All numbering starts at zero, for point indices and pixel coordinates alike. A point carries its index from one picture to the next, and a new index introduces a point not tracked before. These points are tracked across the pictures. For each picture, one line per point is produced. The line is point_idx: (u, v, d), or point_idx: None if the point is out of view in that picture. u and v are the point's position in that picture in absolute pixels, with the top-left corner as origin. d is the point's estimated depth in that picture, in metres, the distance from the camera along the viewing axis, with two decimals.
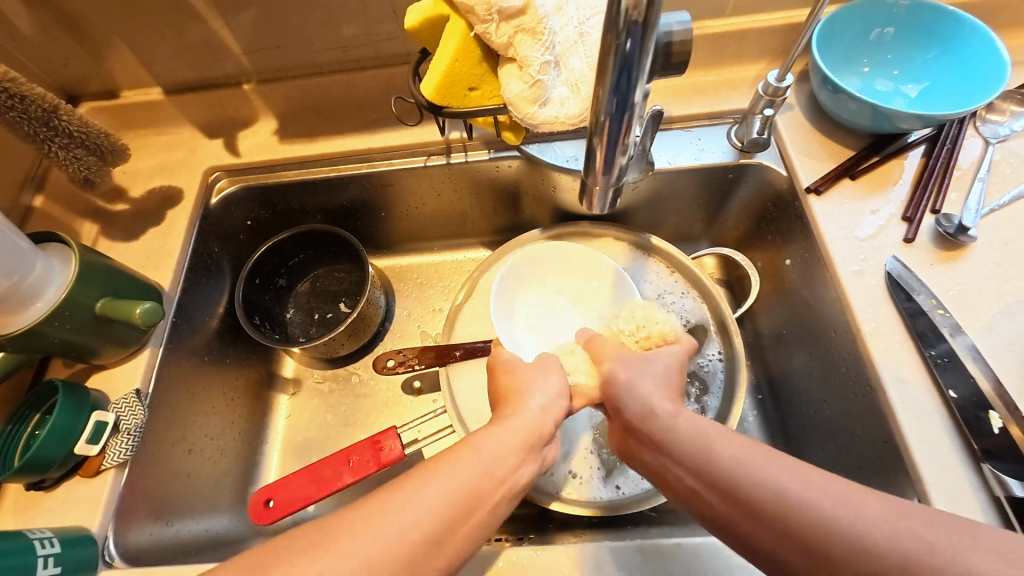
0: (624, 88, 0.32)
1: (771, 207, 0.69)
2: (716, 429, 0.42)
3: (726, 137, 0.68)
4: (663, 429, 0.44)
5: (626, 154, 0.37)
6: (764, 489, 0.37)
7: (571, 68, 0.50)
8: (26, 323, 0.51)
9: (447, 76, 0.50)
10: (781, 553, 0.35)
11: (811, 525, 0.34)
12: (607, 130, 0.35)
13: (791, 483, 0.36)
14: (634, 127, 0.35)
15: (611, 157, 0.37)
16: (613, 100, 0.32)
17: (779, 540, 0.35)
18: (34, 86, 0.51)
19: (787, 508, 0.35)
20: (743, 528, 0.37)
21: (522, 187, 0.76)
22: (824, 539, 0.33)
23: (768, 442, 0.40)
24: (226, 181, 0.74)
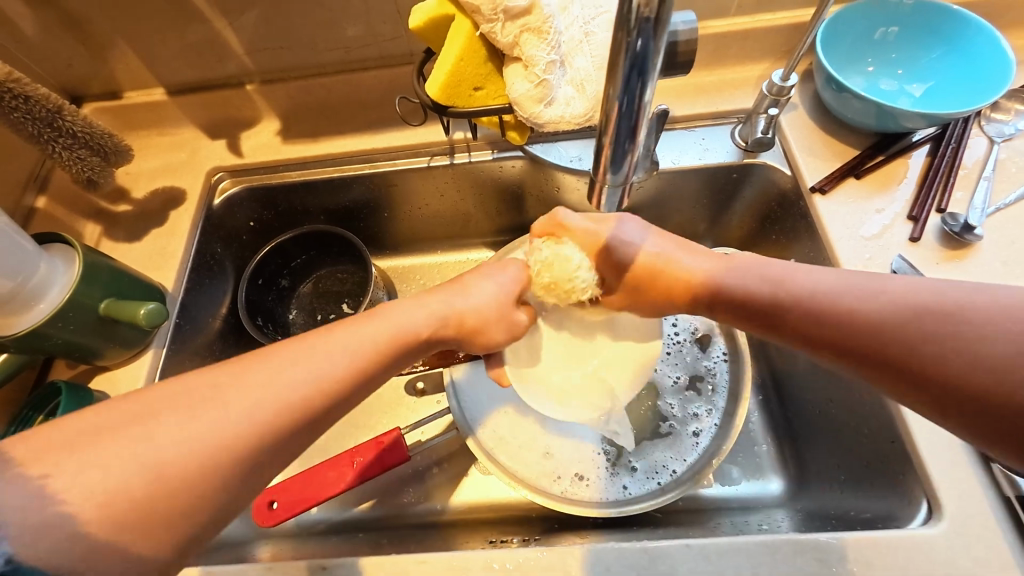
0: (635, 85, 0.31)
1: (775, 207, 0.69)
2: (783, 265, 0.47)
3: (730, 137, 0.68)
4: (727, 288, 0.48)
5: (634, 153, 0.37)
6: (831, 311, 0.42)
7: (576, 68, 0.50)
8: (30, 324, 0.50)
9: (451, 76, 0.50)
10: (855, 361, 0.41)
11: (878, 328, 0.39)
12: (617, 127, 0.34)
13: (854, 300, 0.41)
14: (643, 125, 0.35)
15: (619, 155, 0.36)
16: (623, 97, 0.32)
17: (846, 346, 0.41)
18: (39, 86, 0.51)
19: (857, 318, 0.40)
20: (824, 343, 0.42)
21: (525, 187, 0.76)
22: (892, 339, 0.39)
23: (779, 271, 0.47)
24: (229, 181, 0.74)
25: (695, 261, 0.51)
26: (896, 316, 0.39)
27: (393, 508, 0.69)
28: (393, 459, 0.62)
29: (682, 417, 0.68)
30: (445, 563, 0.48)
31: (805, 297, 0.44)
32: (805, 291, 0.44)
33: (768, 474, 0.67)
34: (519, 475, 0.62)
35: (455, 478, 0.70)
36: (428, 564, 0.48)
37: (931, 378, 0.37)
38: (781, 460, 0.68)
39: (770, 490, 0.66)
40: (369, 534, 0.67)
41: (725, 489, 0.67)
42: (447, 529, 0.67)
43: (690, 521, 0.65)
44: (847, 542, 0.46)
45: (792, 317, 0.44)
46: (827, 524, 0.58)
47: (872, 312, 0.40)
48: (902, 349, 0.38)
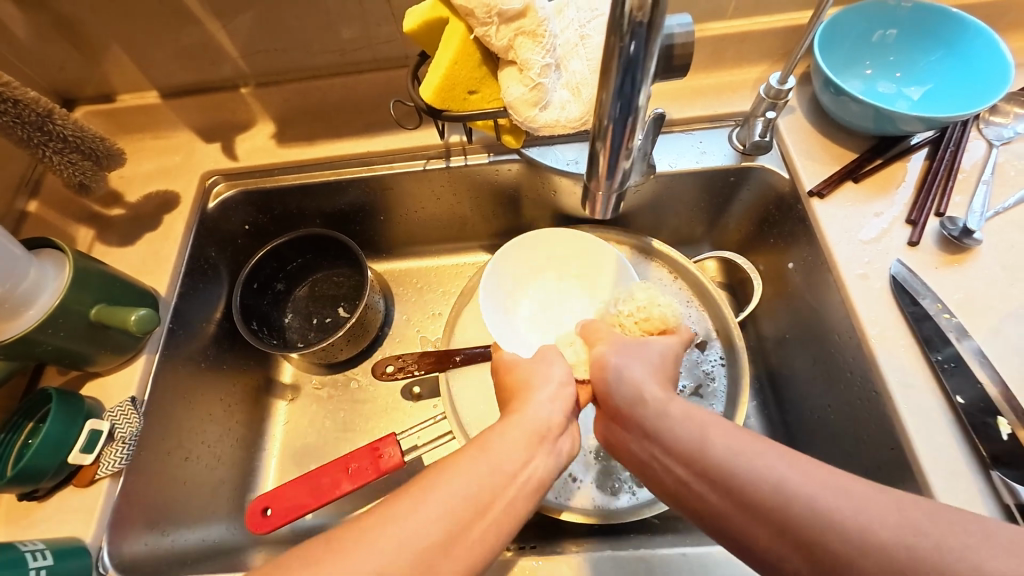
0: (629, 91, 0.31)
1: (773, 210, 0.69)
2: (699, 413, 0.42)
3: (728, 140, 0.68)
4: (652, 418, 0.43)
5: (629, 158, 0.37)
6: (740, 475, 0.36)
7: (572, 71, 0.49)
8: (20, 330, 0.50)
9: (446, 79, 0.50)
10: (756, 532, 0.34)
11: (785, 504, 0.33)
12: (611, 134, 0.34)
13: (763, 467, 0.36)
14: (637, 131, 0.34)
15: (613, 162, 0.36)
16: (616, 103, 0.32)
17: (749, 513, 0.35)
18: (28, 90, 0.50)
19: (766, 486, 0.35)
20: (726, 507, 0.36)
21: (522, 190, 0.76)
22: (803, 522, 0.32)
23: (696, 424, 0.41)
24: (224, 185, 0.73)
25: (627, 363, 0.49)
26: (808, 496, 0.33)
27: None
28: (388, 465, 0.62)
29: None
30: None
31: (716, 454, 0.38)
32: (724, 442, 0.38)
33: None
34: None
35: None
36: None
37: None
38: None
39: None
40: None
41: None
42: None
43: (687, 527, 0.64)
44: None
45: (701, 474, 0.38)
46: None
47: (783, 486, 0.34)
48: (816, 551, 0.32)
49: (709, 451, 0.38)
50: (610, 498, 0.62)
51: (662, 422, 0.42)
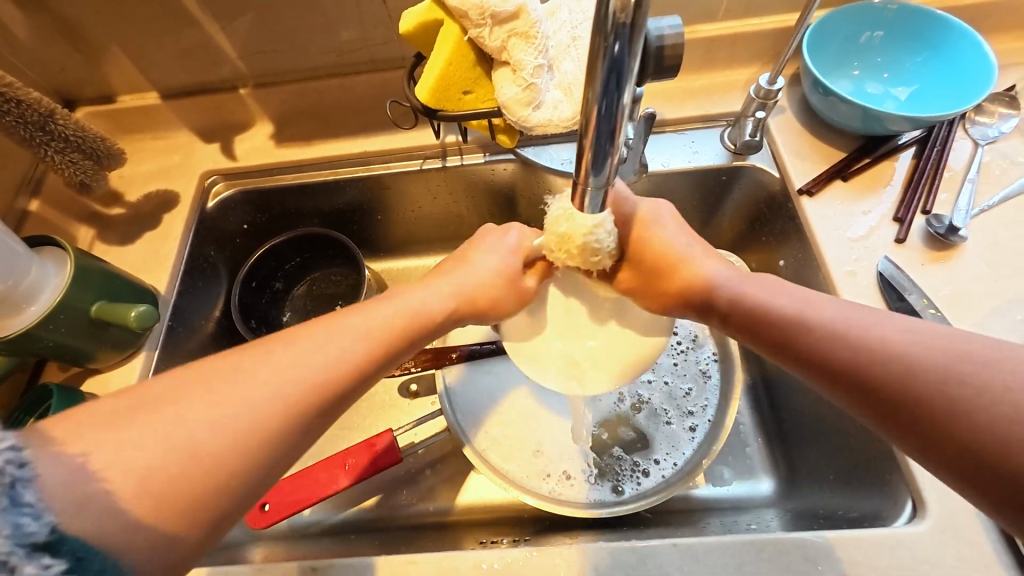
0: (614, 88, 0.31)
1: (765, 209, 0.70)
2: (792, 292, 0.44)
3: (719, 140, 0.69)
4: (733, 301, 0.46)
5: (615, 157, 0.37)
6: (835, 339, 0.39)
7: (564, 72, 0.51)
8: (22, 326, 0.51)
9: (440, 80, 0.51)
10: (848, 390, 0.38)
11: (880, 364, 0.36)
12: (597, 132, 0.34)
13: (846, 331, 0.39)
14: (623, 129, 0.35)
15: (599, 162, 0.36)
16: (602, 101, 0.32)
17: (836, 373, 0.39)
18: (31, 91, 0.51)
19: (866, 350, 0.37)
20: (822, 372, 0.39)
21: (517, 190, 0.77)
22: (900, 386, 0.35)
23: (792, 303, 0.43)
24: (223, 185, 0.74)
25: (703, 259, 0.49)
26: (902, 353, 0.36)
27: (385, 509, 0.69)
28: (385, 461, 0.63)
29: (674, 420, 0.68)
30: (435, 562, 0.48)
31: (809, 326, 0.41)
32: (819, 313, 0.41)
33: (758, 474, 0.68)
34: (521, 483, 0.62)
35: (448, 479, 0.70)
36: (418, 563, 0.48)
37: (927, 439, 0.34)
38: (772, 461, 0.68)
39: (759, 490, 0.67)
40: (362, 536, 0.67)
41: (717, 489, 0.68)
42: (440, 530, 0.67)
43: (681, 520, 0.66)
44: (833, 541, 0.46)
45: (792, 343, 0.41)
46: (815, 524, 0.58)
47: (883, 350, 0.37)
48: (909, 399, 0.35)
49: (809, 325, 0.41)
50: (605, 495, 0.63)
51: (745, 307, 0.45)
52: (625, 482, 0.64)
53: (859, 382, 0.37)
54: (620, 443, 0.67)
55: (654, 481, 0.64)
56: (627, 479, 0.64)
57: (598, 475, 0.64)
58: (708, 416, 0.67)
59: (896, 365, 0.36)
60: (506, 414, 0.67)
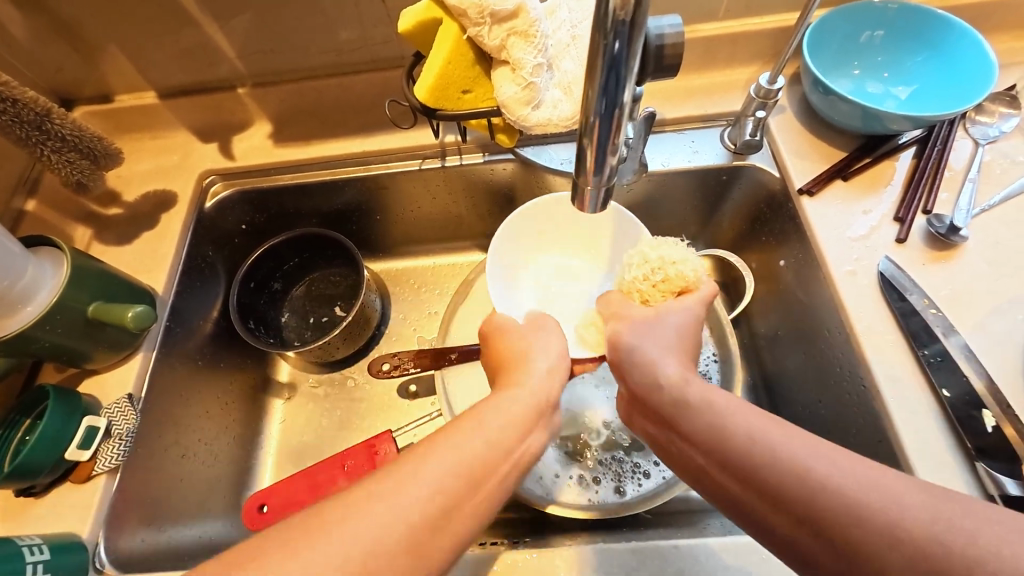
0: (614, 88, 0.31)
1: (765, 208, 0.70)
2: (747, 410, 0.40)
3: (719, 139, 0.69)
4: (679, 401, 0.43)
5: (615, 155, 0.37)
6: (757, 455, 0.36)
7: (563, 71, 0.50)
8: (17, 327, 0.50)
9: (440, 79, 0.51)
10: (760, 505, 0.36)
11: (822, 505, 0.33)
12: (596, 131, 0.34)
13: (781, 448, 0.36)
14: (622, 128, 0.34)
15: (599, 161, 0.36)
16: (602, 100, 0.32)
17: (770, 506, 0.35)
18: (27, 90, 0.51)
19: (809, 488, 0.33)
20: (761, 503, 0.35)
21: (516, 189, 0.77)
22: (823, 515, 0.32)
23: (738, 411, 0.40)
24: (221, 185, 0.74)
25: (661, 354, 0.47)
26: (845, 498, 0.32)
27: None
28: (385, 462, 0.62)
29: None
30: None
31: (734, 436, 0.38)
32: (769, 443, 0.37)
33: None
34: (522, 486, 0.62)
35: None
36: None
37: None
38: None
39: None
40: None
41: None
42: None
43: (681, 522, 0.65)
44: None
45: (728, 458, 0.38)
46: None
47: (826, 490, 0.33)
48: (838, 532, 0.32)
49: (750, 436, 0.37)
50: (604, 496, 0.63)
51: (694, 408, 0.42)
52: (626, 483, 0.64)
53: (791, 510, 0.34)
54: (621, 444, 0.66)
55: (653, 482, 0.64)
56: (628, 480, 0.64)
57: (596, 475, 0.64)
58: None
59: (817, 493, 0.33)
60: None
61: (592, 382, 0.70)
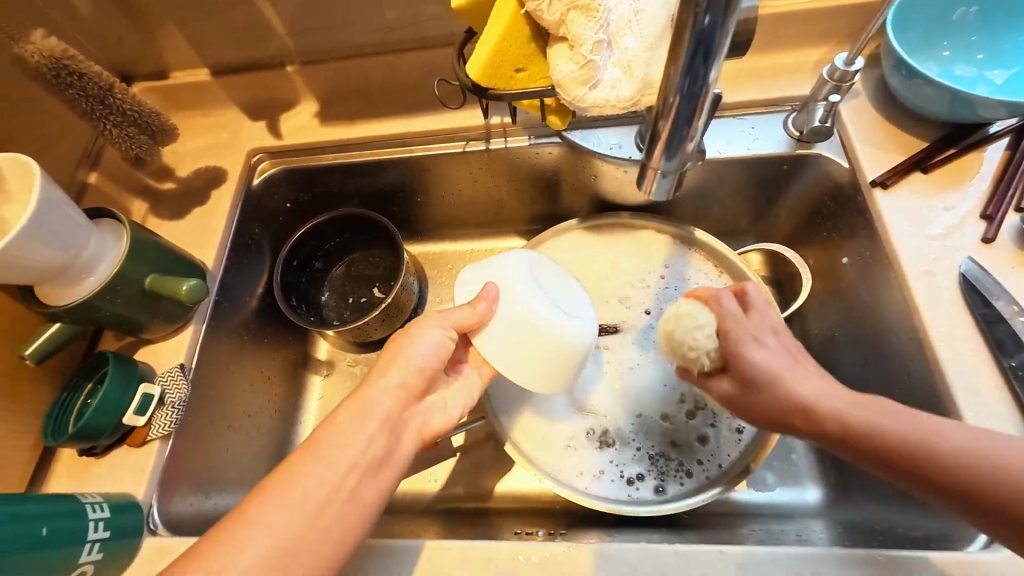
0: (699, 65, 0.30)
1: (828, 201, 0.65)
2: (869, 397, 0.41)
3: (783, 125, 0.64)
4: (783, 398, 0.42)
5: (692, 140, 0.36)
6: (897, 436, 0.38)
7: (624, 49, 0.47)
8: (81, 296, 0.52)
9: (494, 56, 0.49)
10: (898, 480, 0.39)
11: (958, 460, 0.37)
12: (676, 112, 0.33)
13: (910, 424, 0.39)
14: (703, 110, 0.33)
15: (675, 145, 0.36)
16: (685, 78, 0.31)
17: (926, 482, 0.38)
18: (92, 64, 0.52)
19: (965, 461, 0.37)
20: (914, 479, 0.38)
21: (562, 175, 0.75)
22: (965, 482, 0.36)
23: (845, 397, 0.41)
24: (268, 163, 0.75)
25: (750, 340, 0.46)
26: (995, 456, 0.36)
27: (419, 492, 0.69)
28: None
29: (720, 423, 0.64)
30: (470, 550, 0.48)
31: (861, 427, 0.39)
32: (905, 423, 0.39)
33: (805, 483, 0.66)
34: (560, 480, 0.61)
35: (481, 466, 0.70)
36: (454, 551, 0.48)
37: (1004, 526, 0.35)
38: (821, 467, 0.66)
39: (805, 498, 0.65)
40: (396, 516, 0.68)
41: (758, 494, 0.66)
42: (470, 515, 0.67)
43: (720, 524, 0.63)
44: (899, 561, 0.43)
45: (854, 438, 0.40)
46: (873, 540, 0.55)
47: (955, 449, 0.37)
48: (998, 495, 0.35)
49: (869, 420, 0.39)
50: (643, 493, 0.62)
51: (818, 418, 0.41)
52: (667, 482, 0.62)
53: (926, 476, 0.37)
54: (661, 442, 0.64)
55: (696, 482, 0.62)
56: (670, 479, 0.63)
57: (635, 472, 0.63)
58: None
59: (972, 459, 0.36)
60: (545, 409, 0.65)
61: (633, 377, 0.67)
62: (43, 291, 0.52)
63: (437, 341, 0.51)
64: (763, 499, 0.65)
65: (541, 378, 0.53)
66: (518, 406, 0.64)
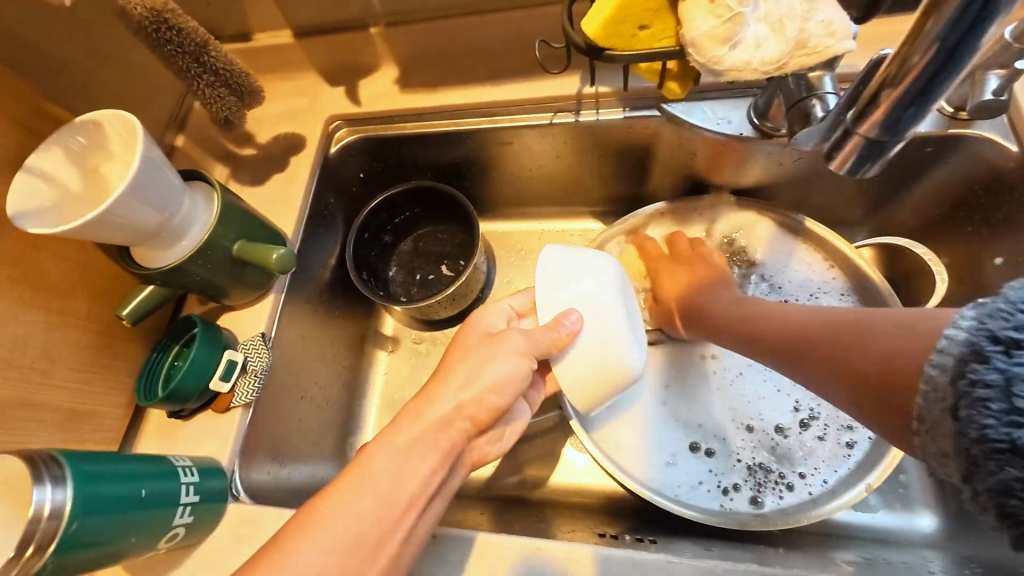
0: (974, 18, 0.29)
1: (979, 192, 0.56)
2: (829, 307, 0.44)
3: (932, 100, 0.54)
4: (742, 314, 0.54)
5: (922, 113, 0.35)
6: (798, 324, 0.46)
7: (773, 1, 0.40)
8: (175, 259, 0.52)
9: (618, 10, 0.43)
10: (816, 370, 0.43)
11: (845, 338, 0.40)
12: (914, 76, 0.33)
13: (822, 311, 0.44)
14: (952, 78, 0.32)
15: (899, 115, 0.35)
16: (951, 33, 0.30)
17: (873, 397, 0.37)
18: (190, 20, 0.50)
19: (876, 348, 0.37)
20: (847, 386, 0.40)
21: (654, 152, 0.68)
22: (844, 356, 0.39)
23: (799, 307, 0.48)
24: (346, 131, 0.73)
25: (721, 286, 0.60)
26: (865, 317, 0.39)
27: (487, 478, 0.67)
28: None
29: (823, 436, 0.59)
30: (559, 551, 0.46)
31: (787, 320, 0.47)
32: (828, 318, 0.44)
33: (918, 508, 0.60)
34: (643, 482, 0.58)
35: (552, 458, 0.66)
36: (542, 550, 0.46)
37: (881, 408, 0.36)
38: (939, 495, 0.59)
39: (917, 525, 0.59)
40: (463, 501, 0.67)
41: (861, 516, 0.60)
42: (538, 507, 0.65)
43: (815, 543, 0.58)
44: None
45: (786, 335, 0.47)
46: None
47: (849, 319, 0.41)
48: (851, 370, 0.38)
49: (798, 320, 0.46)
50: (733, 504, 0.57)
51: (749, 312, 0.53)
52: (764, 494, 0.57)
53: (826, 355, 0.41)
54: (757, 450, 0.59)
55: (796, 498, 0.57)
56: (767, 491, 0.58)
57: (726, 480, 0.58)
58: (870, 432, 0.58)
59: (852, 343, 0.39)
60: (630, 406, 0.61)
61: (727, 377, 0.62)
62: (139, 253, 0.52)
63: (511, 367, 0.48)
64: (865, 522, 0.60)
65: (579, 389, 0.49)
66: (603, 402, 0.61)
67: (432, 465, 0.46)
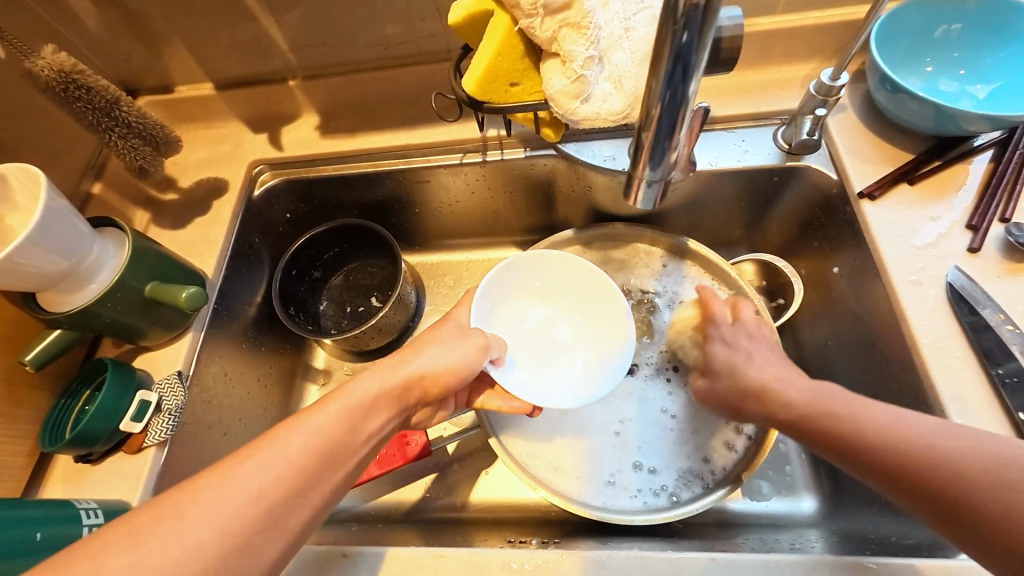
0: (679, 79, 0.33)
1: (818, 213, 0.66)
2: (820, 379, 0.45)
3: (773, 139, 0.66)
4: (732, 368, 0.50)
5: (673, 151, 0.39)
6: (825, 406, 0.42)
7: (614, 64, 0.49)
8: (82, 302, 0.53)
9: (488, 71, 0.50)
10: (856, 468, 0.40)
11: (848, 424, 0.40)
12: (658, 123, 0.36)
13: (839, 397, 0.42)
14: (683, 122, 0.36)
15: (658, 154, 0.39)
16: (666, 92, 0.34)
17: (950, 516, 0.35)
18: (100, 79, 0.54)
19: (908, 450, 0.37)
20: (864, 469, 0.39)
21: (556, 186, 0.76)
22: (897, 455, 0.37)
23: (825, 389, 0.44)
24: (269, 174, 0.76)
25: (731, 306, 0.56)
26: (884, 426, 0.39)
27: (413, 502, 0.69)
28: (415, 451, 0.63)
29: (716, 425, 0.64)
30: (462, 559, 0.47)
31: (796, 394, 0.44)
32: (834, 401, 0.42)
33: (800, 492, 0.65)
34: (589, 502, 0.59)
35: (474, 475, 0.69)
36: (446, 559, 0.47)
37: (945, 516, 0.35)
38: (817, 479, 0.65)
39: (801, 508, 0.64)
40: (390, 526, 0.68)
41: (754, 504, 0.65)
42: (464, 526, 0.66)
43: (715, 534, 0.63)
44: (888, 567, 0.44)
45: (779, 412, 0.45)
46: (866, 548, 0.55)
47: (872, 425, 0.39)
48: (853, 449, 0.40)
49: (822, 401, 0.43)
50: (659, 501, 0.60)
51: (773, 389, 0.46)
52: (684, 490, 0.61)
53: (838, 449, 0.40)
54: (680, 449, 0.63)
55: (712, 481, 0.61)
56: (687, 487, 0.61)
57: (646, 479, 0.61)
58: None
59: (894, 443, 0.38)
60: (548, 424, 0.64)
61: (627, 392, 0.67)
62: (45, 297, 0.53)
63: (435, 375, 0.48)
64: (757, 509, 0.65)
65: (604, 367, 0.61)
66: (523, 426, 0.64)
67: (386, 416, 0.45)
